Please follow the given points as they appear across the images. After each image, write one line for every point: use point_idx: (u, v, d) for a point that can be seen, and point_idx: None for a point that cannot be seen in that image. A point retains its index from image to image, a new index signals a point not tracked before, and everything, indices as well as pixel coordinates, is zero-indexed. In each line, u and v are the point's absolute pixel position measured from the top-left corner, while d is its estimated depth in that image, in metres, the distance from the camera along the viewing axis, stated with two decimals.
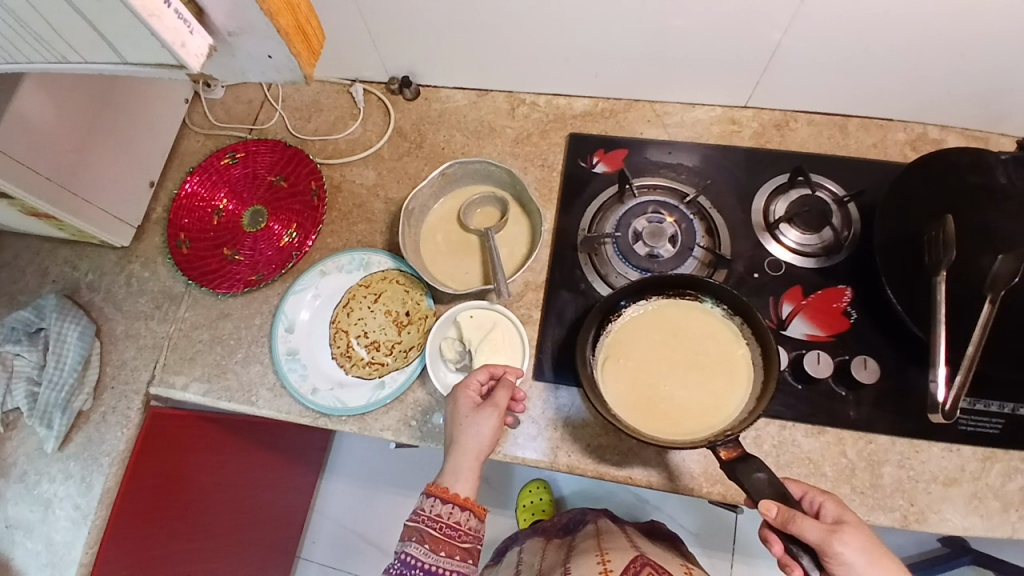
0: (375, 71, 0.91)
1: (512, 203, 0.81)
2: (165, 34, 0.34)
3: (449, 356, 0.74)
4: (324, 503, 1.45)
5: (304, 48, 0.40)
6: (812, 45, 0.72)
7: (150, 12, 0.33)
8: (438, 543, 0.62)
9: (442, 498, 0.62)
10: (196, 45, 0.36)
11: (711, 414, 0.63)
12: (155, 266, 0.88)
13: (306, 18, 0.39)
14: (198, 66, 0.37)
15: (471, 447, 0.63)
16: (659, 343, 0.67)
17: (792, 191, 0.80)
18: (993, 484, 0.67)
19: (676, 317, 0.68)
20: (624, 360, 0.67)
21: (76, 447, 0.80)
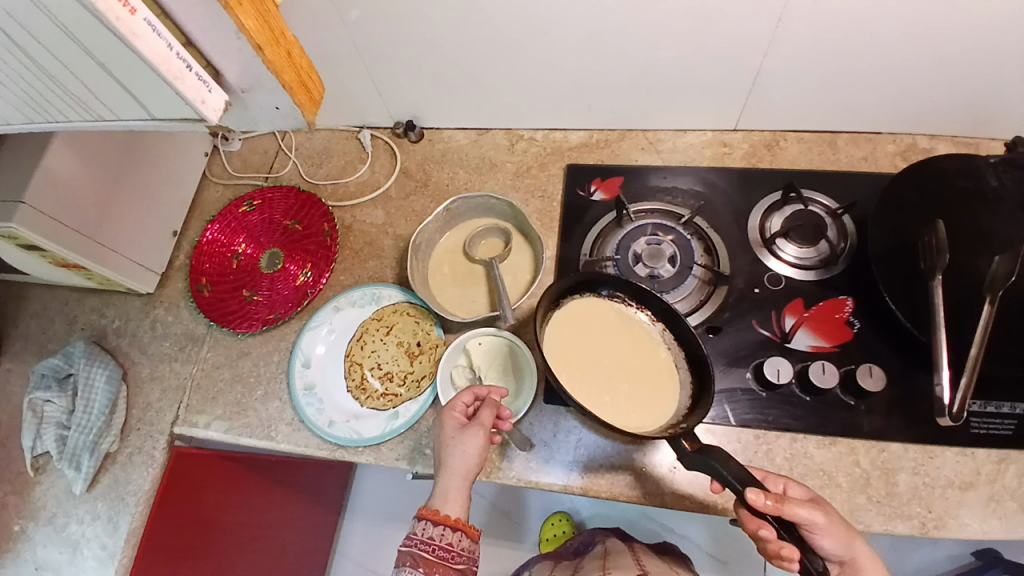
0: (380, 117, 0.96)
1: (515, 233, 0.84)
2: (188, 93, 0.38)
3: (460, 384, 0.76)
4: (344, 543, 1.45)
5: (307, 99, 0.44)
6: (792, 67, 0.76)
7: (174, 74, 0.37)
8: (431, 566, 0.62)
9: (433, 521, 0.64)
10: (213, 101, 0.40)
11: (654, 407, 0.69)
12: (178, 309, 0.92)
13: (307, 73, 0.44)
14: (215, 119, 0.41)
15: (458, 468, 0.65)
16: (601, 347, 0.72)
17: (786, 207, 0.82)
18: (1010, 486, 0.67)
19: (611, 322, 0.74)
20: (565, 362, 0.71)
21: (103, 487, 0.83)
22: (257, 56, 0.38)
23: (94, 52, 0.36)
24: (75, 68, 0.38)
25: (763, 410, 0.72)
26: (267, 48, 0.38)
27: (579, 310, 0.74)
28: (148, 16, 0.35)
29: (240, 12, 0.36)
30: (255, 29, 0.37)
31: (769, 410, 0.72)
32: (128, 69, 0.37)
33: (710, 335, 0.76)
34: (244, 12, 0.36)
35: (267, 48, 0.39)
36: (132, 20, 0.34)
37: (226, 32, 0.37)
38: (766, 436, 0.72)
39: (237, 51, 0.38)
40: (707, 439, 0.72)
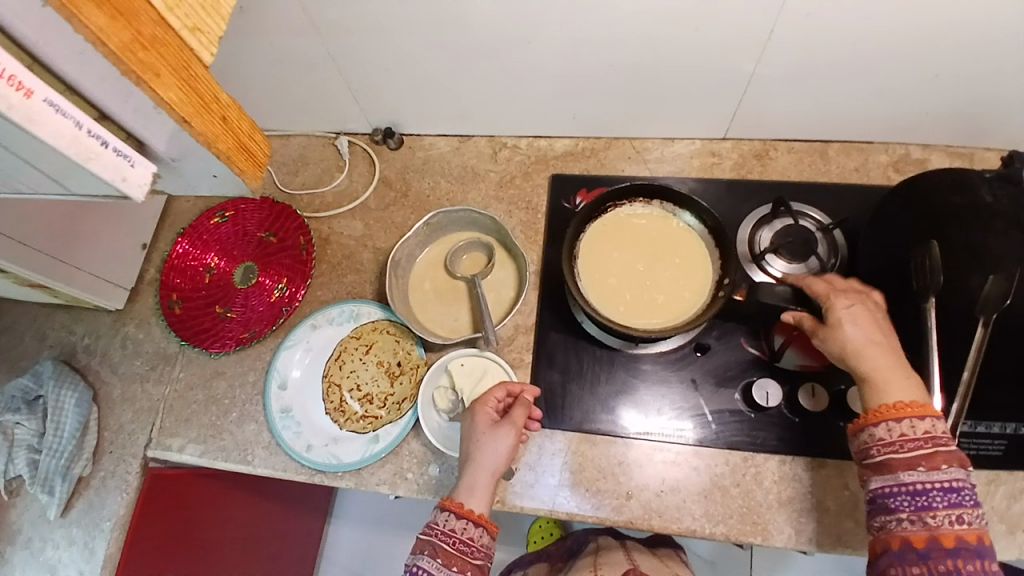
0: (358, 124, 0.92)
1: (497, 247, 0.81)
2: (103, 173, 0.32)
3: (442, 405, 0.74)
4: (332, 550, 1.43)
5: (249, 164, 0.40)
6: (785, 76, 0.73)
7: (85, 156, 0.31)
8: (449, 559, 0.61)
9: (457, 513, 0.62)
10: (138, 177, 0.33)
11: (696, 272, 0.71)
12: (149, 326, 0.89)
13: (249, 135, 0.39)
14: (141, 196, 0.34)
15: (487, 466, 0.64)
16: (623, 254, 0.73)
17: (776, 221, 0.79)
18: (998, 507, 0.68)
19: (616, 228, 0.75)
20: (610, 297, 0.72)
21: (77, 513, 0.80)
22: (184, 130, 0.34)
23: None
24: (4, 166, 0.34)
25: (752, 432, 0.71)
26: (195, 121, 0.34)
27: (584, 250, 0.74)
28: (49, 95, 0.29)
29: (157, 85, 0.32)
30: (177, 101, 0.33)
31: (758, 433, 0.71)
32: (32, 151, 0.31)
33: (698, 354, 0.75)
34: (160, 83, 0.32)
35: (195, 121, 0.34)
36: (28, 104, 0.28)
37: (143, 106, 0.32)
38: (755, 459, 0.71)
39: (159, 125, 0.34)
40: (694, 462, 0.71)
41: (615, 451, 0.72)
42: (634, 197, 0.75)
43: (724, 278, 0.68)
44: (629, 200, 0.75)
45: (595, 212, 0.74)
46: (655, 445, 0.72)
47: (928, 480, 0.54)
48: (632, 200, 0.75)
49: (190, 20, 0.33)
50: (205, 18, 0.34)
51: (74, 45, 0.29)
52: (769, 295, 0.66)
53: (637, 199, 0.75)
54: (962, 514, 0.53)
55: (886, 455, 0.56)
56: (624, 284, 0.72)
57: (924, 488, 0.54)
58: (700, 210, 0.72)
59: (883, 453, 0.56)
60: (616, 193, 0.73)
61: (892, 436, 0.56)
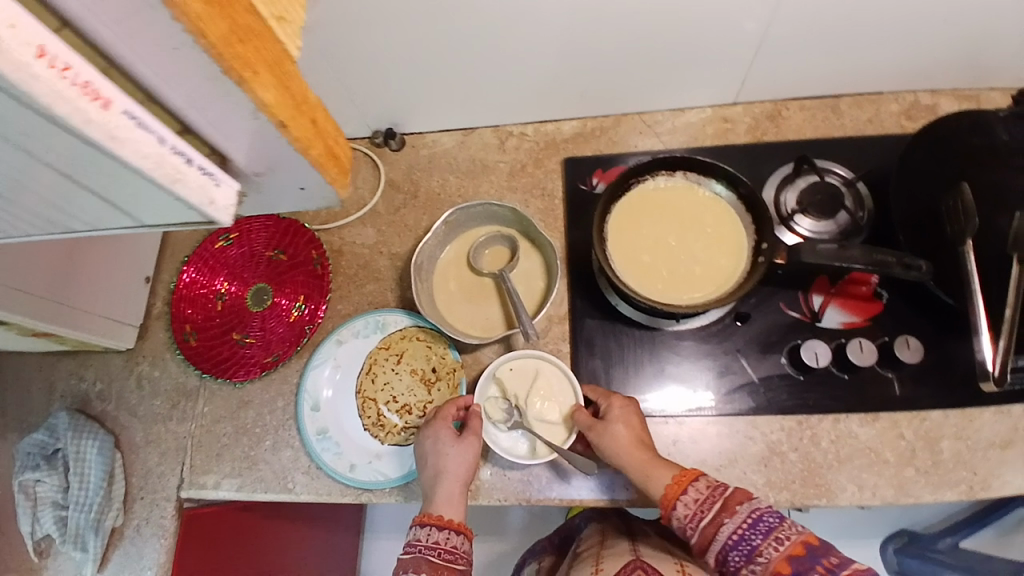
0: (356, 128, 0.88)
1: (521, 239, 0.78)
2: (192, 195, 0.30)
3: (497, 415, 0.72)
4: (370, 563, 1.40)
5: (338, 173, 0.38)
6: (795, 36, 0.71)
7: (172, 177, 0.28)
8: (437, 570, 0.63)
9: (437, 526, 0.65)
10: (224, 197, 0.32)
11: (730, 238, 0.70)
12: (165, 362, 0.85)
13: (336, 142, 0.37)
14: (227, 219, 0.32)
15: (458, 474, 0.66)
16: (652, 230, 0.71)
17: (799, 179, 0.78)
18: None
19: (639, 204, 0.72)
20: (645, 275, 0.70)
21: (114, 567, 0.76)
22: (283, 137, 0.32)
23: (57, 159, 0.27)
24: (11, 171, 0.29)
25: (803, 395, 0.70)
26: (292, 126, 0.32)
27: (612, 234, 0.71)
28: (129, 107, 0.26)
29: (257, 83, 0.29)
30: (274, 103, 0.30)
31: (808, 395, 0.70)
32: (110, 175, 0.28)
33: (738, 323, 0.73)
34: (260, 81, 0.29)
35: (291, 125, 0.32)
36: (109, 119, 0.25)
37: (240, 110, 0.30)
38: (808, 421, 0.70)
39: (252, 129, 0.32)
40: (749, 432, 0.70)
41: (667, 432, 0.71)
42: (655, 170, 0.72)
43: (761, 242, 0.67)
44: (650, 173, 0.72)
45: (617, 190, 0.71)
46: (704, 420, 0.71)
47: (740, 529, 0.57)
48: (653, 173, 0.72)
49: (277, 7, 0.29)
50: (289, 5, 0.30)
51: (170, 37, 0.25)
52: (812, 253, 0.63)
53: (658, 171, 0.72)
54: (779, 533, 0.55)
55: (699, 530, 0.59)
56: (657, 260, 0.70)
57: (740, 535, 0.56)
58: (725, 175, 0.70)
59: (695, 529, 0.59)
60: (638, 169, 0.71)
61: (692, 508, 0.59)
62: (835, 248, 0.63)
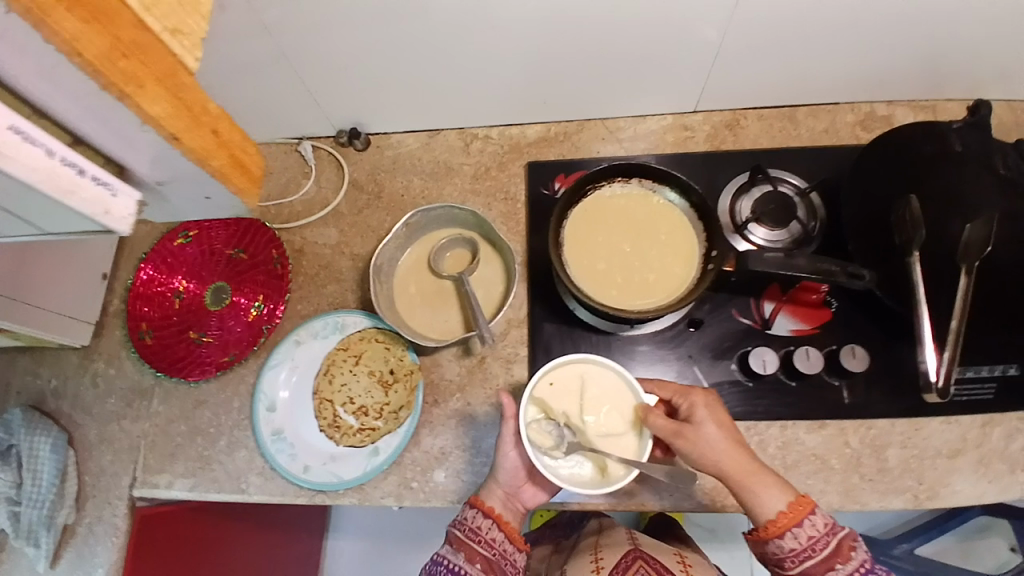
0: (320, 127, 0.88)
1: (481, 242, 0.79)
2: (85, 207, 0.33)
3: (546, 442, 0.63)
4: (333, 564, 1.39)
5: (244, 182, 0.41)
6: (750, 47, 0.72)
7: (65, 191, 0.32)
8: (463, 546, 0.67)
9: (483, 512, 0.67)
10: (121, 207, 0.35)
11: (683, 245, 0.71)
12: (120, 361, 0.83)
13: (241, 151, 0.40)
14: (128, 228, 0.36)
15: (505, 478, 0.67)
16: (607, 237, 0.72)
17: (754, 189, 0.79)
18: (998, 448, 0.71)
19: (596, 211, 0.73)
20: (600, 281, 0.71)
21: (67, 564, 0.75)
22: (177, 148, 0.35)
23: None
24: None
25: (752, 402, 0.72)
26: (188, 142, 0.35)
27: (568, 241, 0.72)
28: (14, 122, 0.29)
29: (145, 98, 0.32)
30: (166, 116, 0.33)
31: (758, 401, 0.72)
32: (8, 196, 0.31)
33: (691, 329, 0.75)
34: (147, 96, 0.32)
35: (185, 137, 0.35)
36: None
37: (131, 123, 0.32)
38: (757, 427, 0.72)
39: (149, 144, 0.34)
40: None
41: None
42: (610, 178, 0.73)
43: (711, 250, 0.68)
44: (606, 181, 0.73)
45: (574, 197, 0.73)
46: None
47: None
48: (609, 180, 0.73)
49: (170, 21, 0.32)
50: (185, 19, 0.33)
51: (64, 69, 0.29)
52: (759, 261, 0.65)
53: (615, 179, 0.73)
54: None
55: (800, 564, 0.60)
56: (612, 266, 0.71)
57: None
58: (678, 183, 0.71)
59: (797, 564, 0.60)
60: (594, 176, 0.72)
61: (800, 543, 0.60)
62: (782, 258, 0.65)
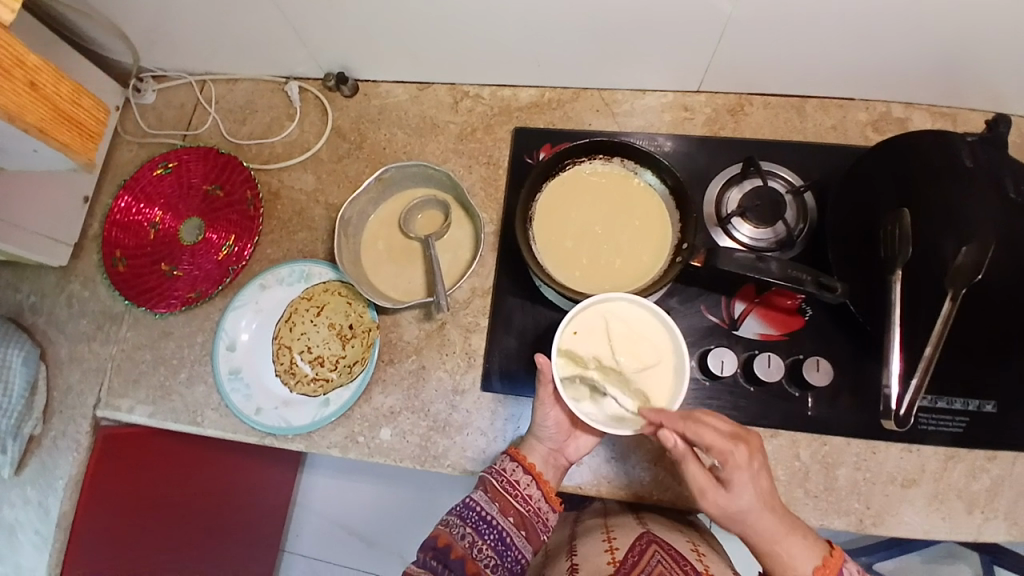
0: (308, 68, 0.85)
1: (454, 206, 0.77)
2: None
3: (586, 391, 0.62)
4: (305, 497, 1.41)
5: (72, 136, 0.49)
6: (756, 28, 0.67)
7: None
8: (497, 496, 0.68)
9: (522, 467, 0.67)
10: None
11: (656, 232, 0.68)
12: (95, 285, 0.85)
13: (71, 111, 0.49)
14: None
15: (546, 435, 0.68)
16: (580, 215, 0.70)
17: (745, 181, 0.75)
18: (957, 484, 0.70)
19: (572, 187, 0.71)
20: (565, 260, 0.69)
21: (31, 472, 0.81)
22: None
23: None
24: None
25: (707, 402, 0.71)
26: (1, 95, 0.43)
27: (538, 215, 0.70)
28: None
29: None
30: None
31: (713, 401, 0.71)
32: None
33: None
34: None
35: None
36: None
37: None
38: None
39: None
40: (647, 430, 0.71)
41: None
42: (591, 154, 0.70)
43: (682, 242, 0.65)
44: (586, 156, 0.70)
45: (551, 170, 0.70)
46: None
47: None
48: (589, 156, 0.70)
49: None
50: None
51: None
52: (727, 260, 0.62)
53: (596, 155, 0.70)
54: None
55: None
56: (580, 246, 0.69)
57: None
58: (660, 166, 0.68)
59: None
60: (572, 150, 0.69)
61: None
62: (752, 258, 0.62)
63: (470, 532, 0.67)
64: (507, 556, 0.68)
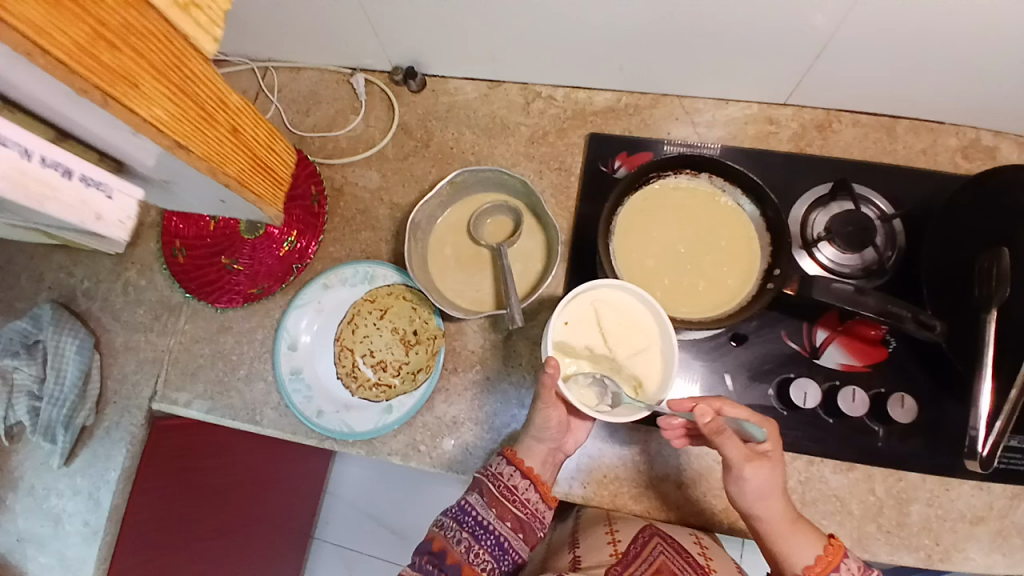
0: (376, 60, 0.82)
1: (526, 214, 0.74)
2: (72, 212, 0.35)
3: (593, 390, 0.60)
4: (335, 484, 1.41)
5: (261, 191, 0.58)
6: (868, 45, 0.63)
7: (42, 198, 0.33)
8: (494, 501, 0.66)
9: (520, 471, 0.66)
10: (115, 209, 0.38)
11: (743, 254, 0.66)
12: (152, 274, 0.84)
13: (274, 164, 0.61)
14: (119, 229, 0.39)
15: (545, 438, 0.66)
16: (662, 233, 0.67)
17: (833, 204, 0.73)
18: (1018, 522, 0.67)
19: (656, 204, 0.68)
20: (646, 280, 0.67)
21: (82, 462, 0.79)
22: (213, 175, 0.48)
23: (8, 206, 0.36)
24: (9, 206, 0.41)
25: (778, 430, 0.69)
26: (192, 149, 0.44)
27: (619, 230, 0.67)
28: (49, 156, 0.32)
29: (148, 101, 0.39)
30: (169, 115, 0.41)
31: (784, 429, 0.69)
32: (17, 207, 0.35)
33: (733, 343, 0.71)
34: (147, 98, 0.38)
35: (202, 148, 0.45)
36: (40, 177, 0.32)
37: (123, 128, 0.38)
38: None
39: (150, 149, 0.41)
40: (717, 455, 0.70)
41: (636, 438, 0.71)
42: (679, 169, 0.67)
43: (773, 268, 0.63)
44: (672, 172, 0.67)
45: (636, 184, 0.67)
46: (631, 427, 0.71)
47: None
48: (677, 171, 0.67)
49: (184, 3, 0.39)
50: (201, 19, 0.41)
51: (17, 58, 0.31)
52: (826, 292, 0.58)
53: (684, 170, 0.66)
54: None
55: None
56: (662, 266, 0.67)
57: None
58: (753, 188, 0.64)
59: None
60: (661, 165, 0.65)
61: None
62: (851, 291, 0.58)
63: (467, 538, 0.66)
64: (505, 560, 0.67)
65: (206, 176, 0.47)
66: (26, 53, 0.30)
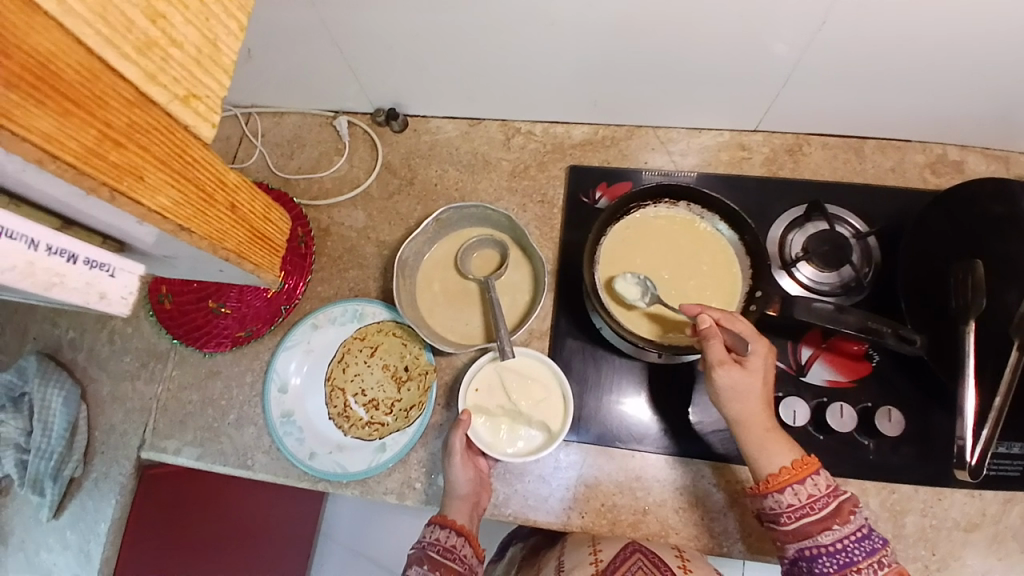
0: (358, 103, 0.84)
1: (512, 247, 0.76)
2: (74, 296, 0.30)
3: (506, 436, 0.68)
4: (329, 527, 1.38)
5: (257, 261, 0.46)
6: (830, 75, 0.66)
7: (48, 284, 0.29)
8: (436, 565, 0.65)
9: (447, 527, 0.65)
10: (119, 287, 0.32)
11: (724, 277, 0.67)
12: (138, 321, 0.83)
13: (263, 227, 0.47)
14: (125, 308, 0.33)
15: (463, 493, 0.66)
16: (644, 261, 0.69)
17: (807, 224, 0.75)
18: (1013, 526, 0.68)
19: (636, 234, 0.70)
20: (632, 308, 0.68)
21: (71, 516, 0.77)
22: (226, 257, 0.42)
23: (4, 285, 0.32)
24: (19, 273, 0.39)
25: None
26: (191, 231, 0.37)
27: (603, 261, 0.69)
28: (51, 241, 0.28)
29: (145, 186, 0.33)
30: (169, 204, 0.35)
31: None
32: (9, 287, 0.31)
33: None
34: (148, 187, 0.33)
35: (195, 225, 0.37)
36: (46, 266, 0.28)
37: (125, 216, 0.33)
38: None
39: (152, 233, 0.35)
40: (715, 479, 0.70)
41: (631, 465, 0.71)
42: (657, 198, 0.69)
43: (755, 290, 0.64)
44: (650, 202, 0.69)
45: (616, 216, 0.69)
46: (627, 451, 0.71)
47: (841, 536, 0.55)
48: (654, 200, 0.69)
49: (183, 87, 0.35)
50: (198, 82, 0.36)
51: (22, 163, 0.27)
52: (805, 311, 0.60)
53: (661, 200, 0.69)
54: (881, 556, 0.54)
55: (795, 522, 0.56)
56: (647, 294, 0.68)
57: (842, 545, 0.54)
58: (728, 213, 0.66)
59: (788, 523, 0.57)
60: (639, 196, 0.67)
61: (800, 500, 0.56)
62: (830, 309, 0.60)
63: None
64: None
65: (208, 255, 0.40)
66: (34, 160, 0.27)
